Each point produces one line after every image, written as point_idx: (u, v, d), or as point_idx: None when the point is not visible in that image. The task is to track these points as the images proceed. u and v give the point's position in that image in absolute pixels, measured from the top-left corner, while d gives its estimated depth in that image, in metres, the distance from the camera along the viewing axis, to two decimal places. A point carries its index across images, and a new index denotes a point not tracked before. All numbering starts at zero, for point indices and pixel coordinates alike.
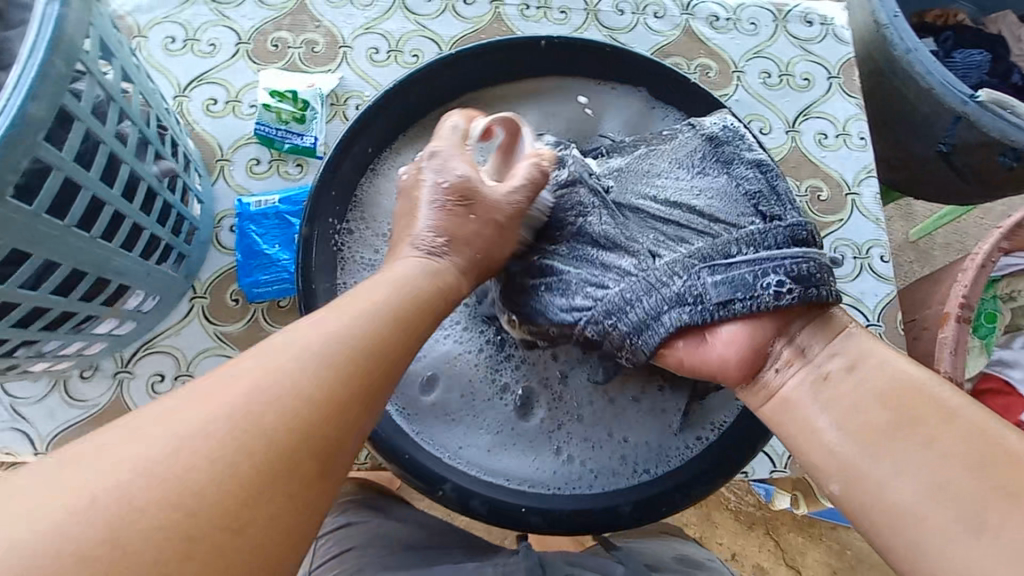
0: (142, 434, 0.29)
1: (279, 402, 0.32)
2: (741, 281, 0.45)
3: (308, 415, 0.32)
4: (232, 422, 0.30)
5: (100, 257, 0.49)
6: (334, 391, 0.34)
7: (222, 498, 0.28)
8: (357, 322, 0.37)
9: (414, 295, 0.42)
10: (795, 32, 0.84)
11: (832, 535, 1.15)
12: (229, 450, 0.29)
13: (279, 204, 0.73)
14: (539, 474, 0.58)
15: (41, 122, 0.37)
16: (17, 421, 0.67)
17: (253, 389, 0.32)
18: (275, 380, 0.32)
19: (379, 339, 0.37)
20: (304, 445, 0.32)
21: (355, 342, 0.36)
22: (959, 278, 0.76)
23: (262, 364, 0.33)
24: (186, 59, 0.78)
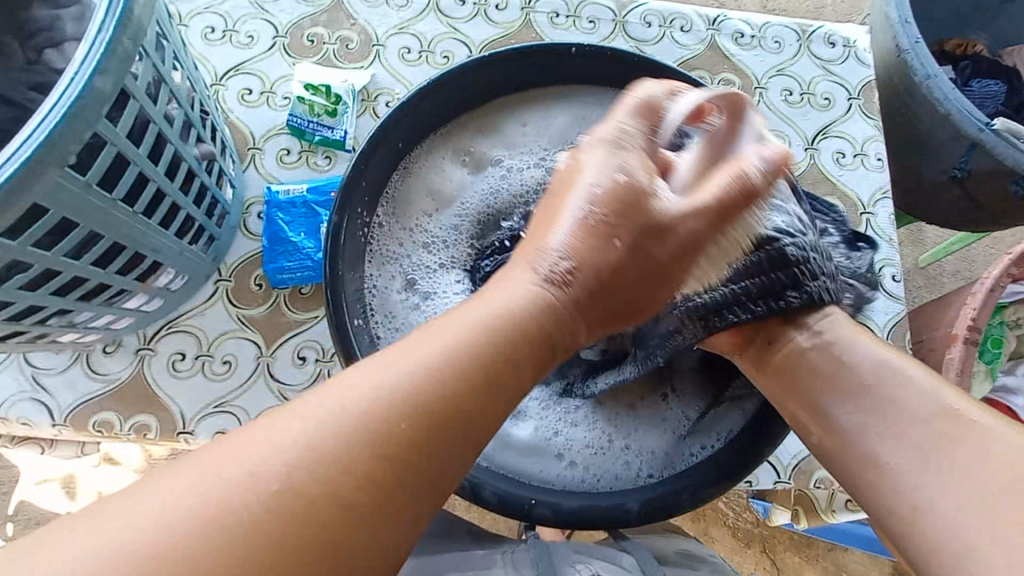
0: (240, 454, 0.30)
1: (341, 440, 0.32)
2: (769, 286, 0.53)
3: (416, 434, 0.33)
4: (320, 443, 0.31)
5: (140, 232, 0.51)
6: (418, 425, 0.33)
7: (302, 526, 0.29)
8: (459, 343, 0.36)
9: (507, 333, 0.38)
10: (817, 53, 0.86)
11: (829, 556, 1.15)
12: (296, 481, 0.30)
13: (306, 193, 0.74)
14: (539, 472, 0.59)
15: (105, 97, 0.39)
16: (38, 391, 0.68)
17: (365, 410, 0.33)
18: (375, 400, 0.33)
19: (478, 360, 0.36)
20: (382, 480, 0.32)
21: (481, 353, 0.37)
22: (968, 302, 0.77)
23: (346, 384, 0.34)
24: (224, 49, 0.81)
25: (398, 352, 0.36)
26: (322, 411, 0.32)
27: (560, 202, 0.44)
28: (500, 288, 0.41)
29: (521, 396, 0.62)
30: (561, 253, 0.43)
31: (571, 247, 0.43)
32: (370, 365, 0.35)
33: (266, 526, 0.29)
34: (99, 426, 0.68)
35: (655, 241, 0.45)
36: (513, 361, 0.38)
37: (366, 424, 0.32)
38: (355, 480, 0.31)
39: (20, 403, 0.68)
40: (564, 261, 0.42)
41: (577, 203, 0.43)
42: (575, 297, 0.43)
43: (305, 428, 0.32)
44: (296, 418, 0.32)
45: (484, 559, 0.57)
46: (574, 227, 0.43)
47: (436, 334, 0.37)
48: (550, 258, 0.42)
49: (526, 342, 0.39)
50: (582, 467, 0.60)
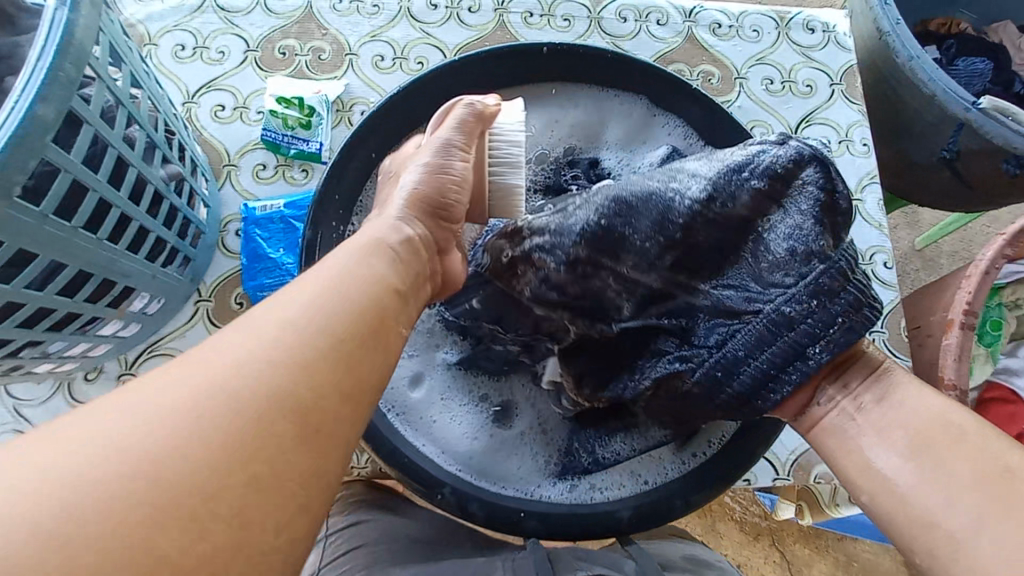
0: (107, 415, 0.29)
1: (223, 390, 0.30)
2: (789, 348, 0.45)
3: (303, 390, 0.32)
4: (205, 402, 0.30)
5: (107, 259, 0.50)
6: (310, 366, 0.33)
7: (174, 472, 0.27)
8: (331, 305, 0.36)
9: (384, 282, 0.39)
10: (797, 40, 0.85)
11: (838, 546, 1.14)
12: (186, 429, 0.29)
13: (284, 208, 0.73)
14: (524, 482, 0.58)
15: (50, 123, 0.38)
16: (20, 423, 0.67)
17: (216, 388, 0.30)
18: (239, 376, 0.31)
19: (353, 312, 0.36)
20: (263, 434, 0.30)
21: (337, 320, 0.35)
22: (963, 286, 0.75)
23: (217, 358, 0.31)
24: (195, 66, 0.80)
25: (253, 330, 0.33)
26: (162, 392, 0.30)
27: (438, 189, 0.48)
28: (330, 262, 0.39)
29: (499, 409, 0.61)
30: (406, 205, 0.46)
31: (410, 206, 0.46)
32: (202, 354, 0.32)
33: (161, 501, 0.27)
34: None
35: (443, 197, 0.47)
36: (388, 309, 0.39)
37: (247, 398, 0.30)
38: (223, 454, 0.29)
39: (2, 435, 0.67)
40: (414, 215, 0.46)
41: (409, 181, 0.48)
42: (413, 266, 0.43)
43: (145, 412, 0.29)
44: (157, 398, 0.29)
45: (483, 566, 0.54)
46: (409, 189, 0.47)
47: (305, 292, 0.36)
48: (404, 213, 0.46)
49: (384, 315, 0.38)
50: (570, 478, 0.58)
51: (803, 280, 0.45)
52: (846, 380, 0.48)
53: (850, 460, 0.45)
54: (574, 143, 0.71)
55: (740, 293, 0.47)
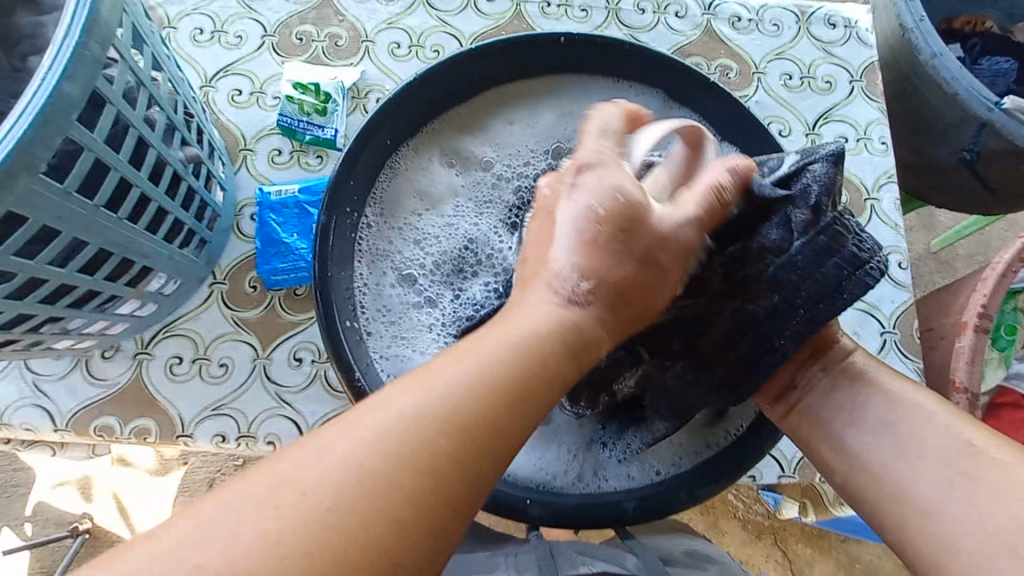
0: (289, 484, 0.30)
1: (388, 460, 0.32)
2: (758, 333, 0.50)
3: (438, 470, 0.32)
4: (370, 474, 0.31)
5: (126, 238, 0.51)
6: (453, 466, 0.33)
7: (341, 541, 0.29)
8: (485, 364, 0.36)
9: (527, 359, 0.37)
10: (817, 35, 0.84)
11: (841, 546, 1.14)
12: (348, 499, 0.30)
13: (298, 193, 0.74)
14: (546, 475, 0.58)
15: (74, 102, 0.38)
16: (38, 397, 0.69)
17: (381, 441, 0.32)
18: (394, 425, 0.33)
19: (479, 406, 0.35)
20: (409, 519, 0.31)
21: (485, 385, 0.35)
22: (978, 288, 0.74)
23: (372, 420, 0.33)
24: (214, 50, 0.80)
25: (407, 389, 0.35)
26: (334, 458, 0.31)
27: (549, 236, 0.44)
28: (513, 314, 0.40)
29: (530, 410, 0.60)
30: (578, 273, 0.42)
31: (580, 267, 0.42)
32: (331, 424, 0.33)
33: (337, 546, 0.29)
34: (101, 431, 0.68)
35: (656, 248, 0.44)
36: (591, 343, 0.41)
37: (411, 454, 0.32)
38: (388, 531, 0.30)
39: (21, 409, 0.68)
40: (577, 277, 0.41)
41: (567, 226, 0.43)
42: (598, 313, 0.42)
43: (322, 470, 0.31)
44: (305, 464, 0.31)
45: (488, 562, 0.56)
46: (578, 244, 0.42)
47: (453, 368, 0.36)
48: (565, 278, 0.42)
49: (555, 365, 0.38)
50: (592, 474, 0.58)
51: (773, 269, 0.49)
52: (824, 366, 0.52)
53: (829, 447, 0.50)
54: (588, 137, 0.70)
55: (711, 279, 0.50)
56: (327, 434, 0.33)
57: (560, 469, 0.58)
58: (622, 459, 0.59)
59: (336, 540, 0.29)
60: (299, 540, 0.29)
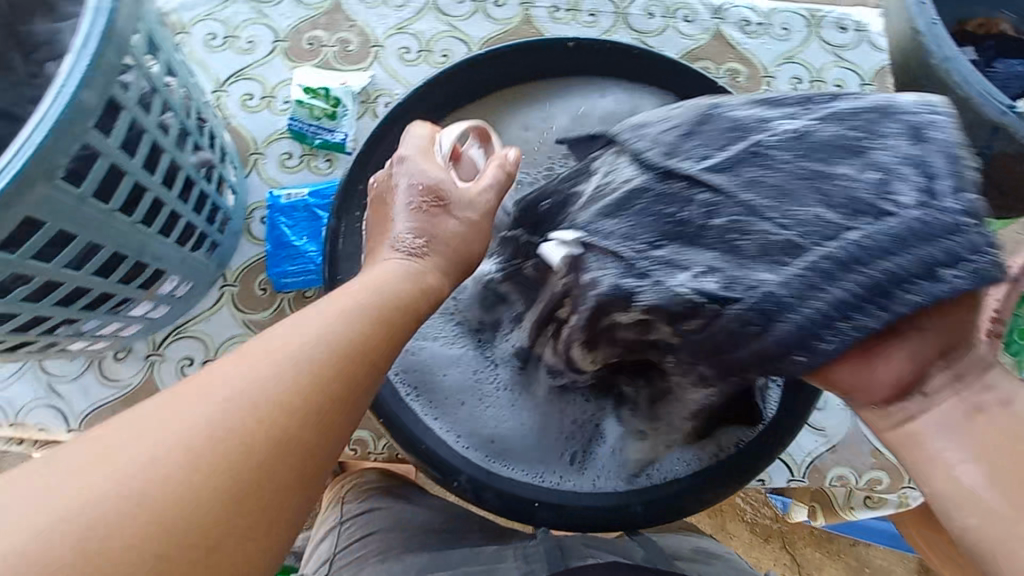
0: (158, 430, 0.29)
1: (221, 423, 0.30)
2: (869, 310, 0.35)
3: (239, 432, 0.31)
4: (227, 431, 0.30)
5: (139, 242, 0.51)
6: (295, 418, 0.32)
7: (164, 497, 0.28)
8: (343, 324, 0.36)
9: (371, 317, 0.38)
10: (827, 38, 0.83)
11: (852, 552, 1.13)
12: (191, 467, 0.29)
13: (308, 197, 0.75)
14: (545, 473, 0.58)
15: (91, 109, 0.39)
16: (53, 398, 0.70)
17: (274, 376, 0.32)
18: (234, 390, 0.31)
19: (329, 367, 0.34)
20: (236, 482, 0.30)
21: (360, 323, 0.37)
22: (992, 292, 0.73)
23: (260, 364, 0.33)
24: (226, 55, 0.81)
25: (283, 330, 0.35)
26: (182, 410, 0.30)
27: (482, 207, 0.47)
28: (372, 278, 0.41)
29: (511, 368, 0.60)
30: (411, 234, 0.45)
31: (416, 228, 0.45)
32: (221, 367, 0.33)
33: (199, 501, 0.28)
34: None
35: (458, 204, 0.46)
36: (419, 312, 0.41)
37: (264, 404, 0.32)
38: (207, 487, 0.29)
39: (36, 410, 0.69)
40: (418, 240, 0.44)
41: (489, 176, 0.48)
42: (433, 299, 0.43)
43: (175, 421, 0.30)
44: (165, 406, 0.30)
45: (496, 553, 0.55)
46: (408, 214, 0.45)
47: (305, 324, 0.35)
48: (404, 237, 0.45)
49: (397, 324, 0.39)
50: (594, 472, 0.58)
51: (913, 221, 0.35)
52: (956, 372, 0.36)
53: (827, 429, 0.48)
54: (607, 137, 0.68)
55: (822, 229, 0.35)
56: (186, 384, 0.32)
57: (564, 470, 0.58)
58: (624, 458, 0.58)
59: (210, 485, 0.29)
60: (150, 500, 0.27)
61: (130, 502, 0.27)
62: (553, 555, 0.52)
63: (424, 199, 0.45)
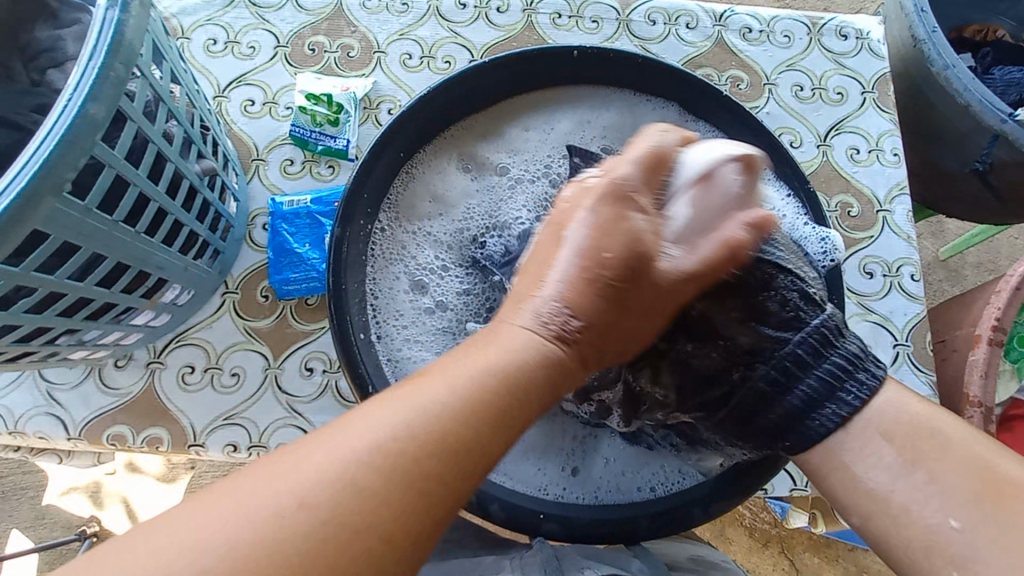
0: (294, 468, 0.32)
1: (356, 467, 0.32)
2: (817, 388, 0.47)
3: (388, 487, 0.32)
4: (354, 480, 0.32)
5: (143, 252, 0.51)
6: (435, 471, 0.34)
7: (307, 542, 0.30)
8: (477, 385, 0.37)
9: (507, 379, 0.38)
10: (829, 46, 0.84)
11: (849, 557, 1.13)
12: (331, 511, 0.31)
13: (310, 204, 0.74)
14: (546, 482, 0.57)
15: (99, 121, 0.39)
16: (52, 406, 0.69)
17: (392, 436, 0.34)
18: (375, 446, 0.33)
19: (457, 427, 0.35)
20: (370, 543, 0.31)
21: (480, 392, 0.37)
22: (992, 300, 0.74)
23: (381, 416, 0.34)
24: (227, 61, 0.81)
25: (426, 387, 0.36)
26: (322, 457, 0.32)
27: (550, 255, 0.43)
28: (482, 346, 0.40)
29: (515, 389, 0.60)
30: (559, 305, 0.42)
31: (568, 301, 0.42)
32: (351, 418, 0.35)
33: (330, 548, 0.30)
34: (113, 440, 0.69)
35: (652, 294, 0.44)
36: (566, 380, 0.42)
37: (403, 461, 0.33)
38: (315, 544, 0.30)
39: (35, 418, 0.69)
40: (565, 313, 0.41)
41: (570, 253, 0.43)
42: (580, 349, 0.42)
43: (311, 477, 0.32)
44: (338, 441, 0.33)
45: (494, 564, 0.54)
46: (562, 280, 0.42)
47: (435, 386, 0.36)
48: (549, 307, 0.41)
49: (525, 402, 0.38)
50: (594, 482, 0.58)
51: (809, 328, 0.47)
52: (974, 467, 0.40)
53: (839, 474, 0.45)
54: (608, 146, 0.70)
55: (746, 343, 0.48)
56: (324, 428, 0.34)
57: (566, 481, 0.58)
58: (625, 469, 0.58)
59: (351, 539, 0.31)
60: (263, 536, 0.30)
61: (272, 538, 0.30)
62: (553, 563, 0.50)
63: (607, 275, 0.42)
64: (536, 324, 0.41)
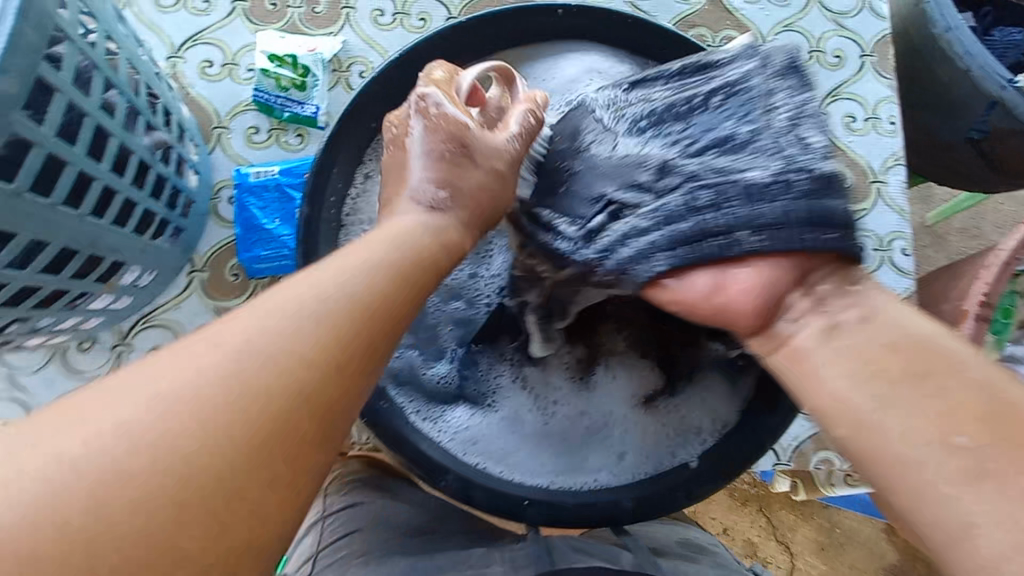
0: (103, 408, 0.26)
1: (227, 390, 0.28)
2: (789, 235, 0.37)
3: (255, 444, 0.27)
4: (200, 402, 0.27)
5: (90, 236, 0.47)
6: (304, 417, 0.29)
7: (147, 496, 0.25)
8: (366, 264, 0.34)
9: (378, 299, 0.33)
10: (829, 4, 0.79)
11: (823, 514, 1.17)
12: (200, 436, 0.26)
13: (278, 176, 0.70)
14: (534, 469, 0.56)
15: (14, 98, 0.34)
16: (16, 391, 0.66)
17: (210, 372, 0.28)
18: (220, 376, 0.28)
19: (272, 371, 0.29)
20: (207, 479, 0.26)
21: (353, 293, 0.32)
22: (980, 276, 0.72)
23: (204, 346, 0.29)
24: (180, 17, 0.74)
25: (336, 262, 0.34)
26: (160, 383, 0.27)
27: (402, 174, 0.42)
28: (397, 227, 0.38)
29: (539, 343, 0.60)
30: (432, 183, 0.41)
31: (433, 177, 0.41)
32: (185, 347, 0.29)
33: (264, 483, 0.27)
34: None
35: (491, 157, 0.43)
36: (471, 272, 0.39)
37: (269, 378, 0.28)
38: (176, 485, 0.25)
39: None
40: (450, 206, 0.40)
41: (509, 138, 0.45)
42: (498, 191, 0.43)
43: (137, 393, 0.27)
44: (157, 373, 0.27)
45: (483, 557, 0.55)
46: (423, 163, 0.41)
47: (309, 279, 0.32)
48: (422, 189, 0.41)
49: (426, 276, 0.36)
50: (592, 475, 0.56)
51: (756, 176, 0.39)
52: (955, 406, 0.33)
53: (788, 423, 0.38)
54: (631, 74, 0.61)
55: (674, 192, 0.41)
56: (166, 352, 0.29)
57: (562, 475, 0.56)
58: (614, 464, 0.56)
59: (202, 446, 0.26)
60: (102, 480, 0.25)
61: (106, 481, 0.25)
62: (543, 558, 0.51)
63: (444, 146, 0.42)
64: (422, 203, 0.40)
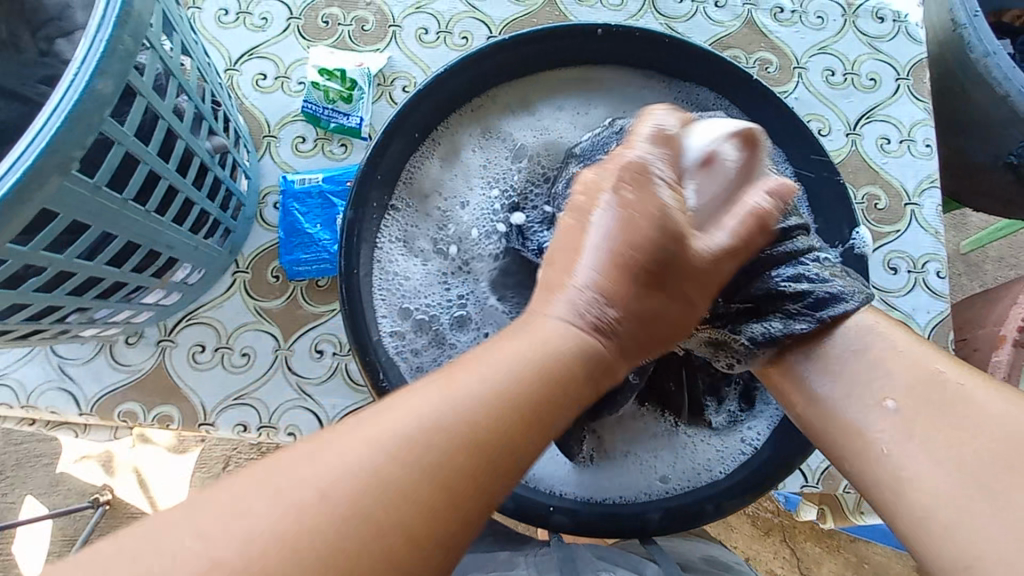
0: (277, 479, 0.30)
1: (388, 483, 0.30)
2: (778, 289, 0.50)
3: (389, 535, 0.29)
4: (375, 483, 0.30)
5: (153, 231, 0.50)
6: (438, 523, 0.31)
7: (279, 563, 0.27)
8: (515, 366, 0.36)
9: (548, 387, 0.35)
10: (864, 29, 0.80)
11: (850, 547, 1.13)
12: (339, 522, 0.29)
13: (322, 183, 0.73)
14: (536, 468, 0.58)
15: (107, 99, 0.37)
16: (65, 381, 0.69)
17: (370, 460, 0.30)
18: (373, 471, 0.30)
19: (446, 459, 0.31)
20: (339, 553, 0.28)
21: (520, 389, 0.35)
22: (1020, 301, 0.71)
23: (372, 431, 0.31)
24: (238, 32, 0.78)
25: (486, 356, 0.36)
26: (329, 459, 0.30)
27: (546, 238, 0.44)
28: (538, 329, 0.39)
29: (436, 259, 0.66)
30: None
31: None
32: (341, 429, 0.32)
33: (382, 531, 0.29)
34: (125, 416, 0.69)
35: None
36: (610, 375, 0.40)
37: (419, 478, 0.31)
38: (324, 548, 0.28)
39: (47, 393, 0.69)
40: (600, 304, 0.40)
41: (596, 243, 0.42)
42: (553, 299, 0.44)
43: (309, 472, 0.30)
44: (325, 448, 0.31)
45: (507, 561, 0.55)
46: None
47: (485, 365, 0.35)
48: (582, 297, 0.40)
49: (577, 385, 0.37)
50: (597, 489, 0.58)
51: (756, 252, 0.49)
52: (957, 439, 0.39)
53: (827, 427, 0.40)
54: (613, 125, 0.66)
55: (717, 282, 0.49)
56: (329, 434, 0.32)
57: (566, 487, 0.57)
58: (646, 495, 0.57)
59: (346, 533, 0.29)
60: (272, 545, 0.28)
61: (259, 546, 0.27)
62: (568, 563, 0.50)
63: None
64: None
